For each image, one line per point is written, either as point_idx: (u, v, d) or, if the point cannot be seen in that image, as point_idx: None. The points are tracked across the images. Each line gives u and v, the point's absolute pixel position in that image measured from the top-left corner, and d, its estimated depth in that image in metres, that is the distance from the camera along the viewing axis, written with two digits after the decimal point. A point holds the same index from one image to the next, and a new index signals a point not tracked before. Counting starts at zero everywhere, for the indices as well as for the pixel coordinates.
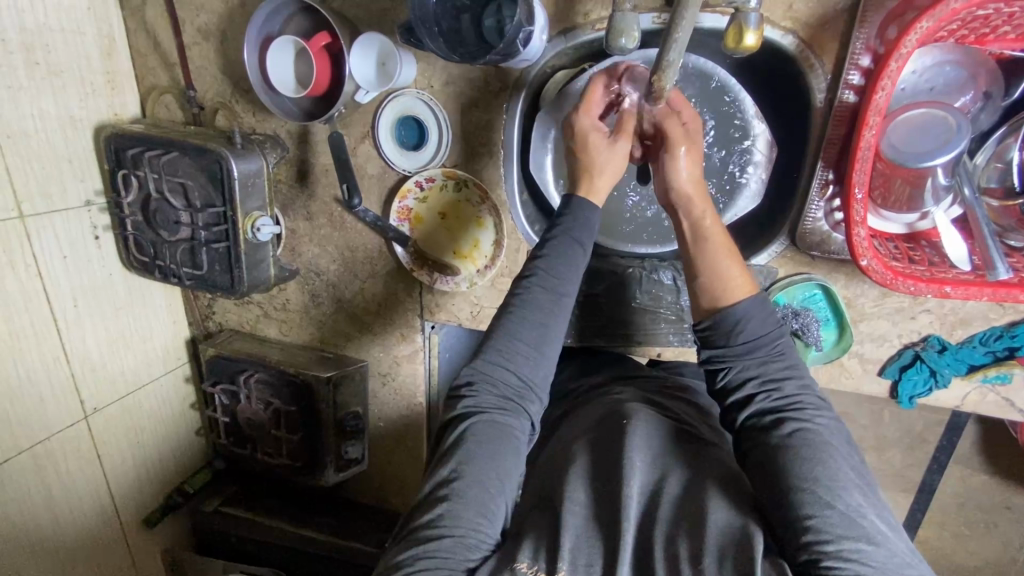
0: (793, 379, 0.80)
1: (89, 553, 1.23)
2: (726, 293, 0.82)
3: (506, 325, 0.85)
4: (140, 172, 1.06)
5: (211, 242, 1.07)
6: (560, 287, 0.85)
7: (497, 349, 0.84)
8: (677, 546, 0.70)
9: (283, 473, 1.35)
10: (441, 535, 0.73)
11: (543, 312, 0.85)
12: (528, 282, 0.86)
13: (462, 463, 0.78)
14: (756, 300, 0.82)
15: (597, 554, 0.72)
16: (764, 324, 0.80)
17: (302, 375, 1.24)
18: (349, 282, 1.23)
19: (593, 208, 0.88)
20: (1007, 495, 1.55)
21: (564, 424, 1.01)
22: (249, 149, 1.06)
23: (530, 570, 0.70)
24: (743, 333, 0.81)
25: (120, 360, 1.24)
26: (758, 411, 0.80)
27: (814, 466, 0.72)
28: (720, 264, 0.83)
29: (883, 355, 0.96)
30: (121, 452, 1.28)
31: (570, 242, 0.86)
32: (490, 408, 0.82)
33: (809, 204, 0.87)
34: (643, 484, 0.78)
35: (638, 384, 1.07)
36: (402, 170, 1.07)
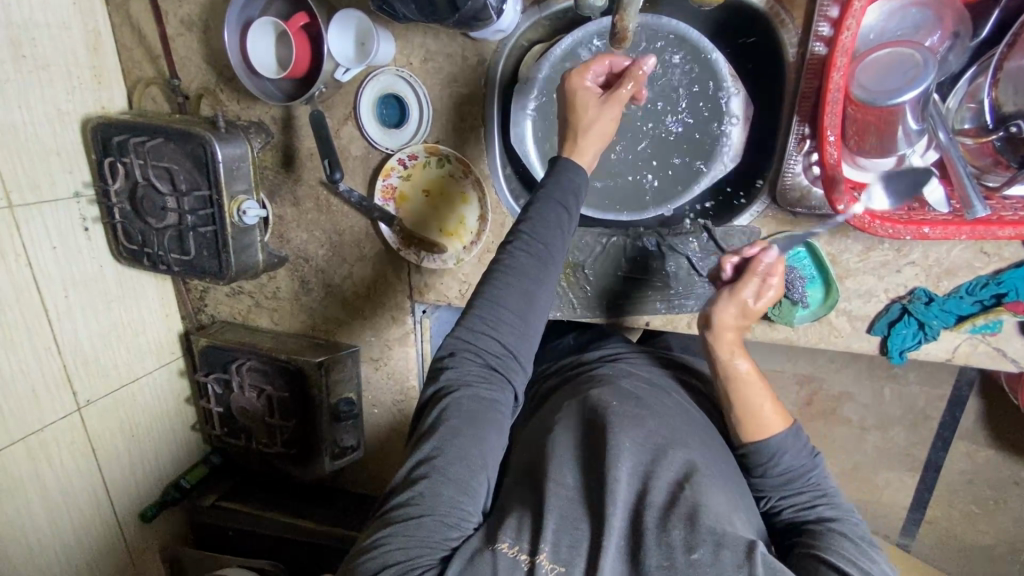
0: (826, 502, 0.84)
1: (83, 548, 1.23)
2: (763, 426, 0.86)
3: (490, 293, 0.83)
4: (127, 160, 1.08)
5: (198, 226, 1.08)
6: (541, 253, 0.84)
7: (480, 320, 0.83)
8: (670, 534, 0.69)
9: (278, 462, 1.35)
10: (421, 516, 0.73)
11: (529, 277, 0.83)
12: (512, 249, 0.83)
13: (443, 441, 0.77)
14: (788, 435, 0.86)
15: (582, 536, 0.71)
16: (796, 458, 0.85)
17: (295, 361, 1.24)
18: (338, 266, 1.23)
19: (581, 172, 0.85)
20: (1016, 470, 1.52)
21: (551, 400, 1.01)
22: (233, 133, 1.07)
23: (512, 551, 0.70)
24: (774, 466, 0.86)
25: (113, 353, 1.24)
26: (792, 528, 0.84)
27: (855, 552, 0.75)
28: (759, 405, 0.86)
29: (870, 311, 0.95)
30: (118, 448, 1.28)
31: (553, 205, 0.84)
32: (472, 379, 0.83)
33: (787, 159, 0.88)
34: (634, 468, 0.78)
35: (631, 360, 1.07)
36: (385, 148, 1.07)
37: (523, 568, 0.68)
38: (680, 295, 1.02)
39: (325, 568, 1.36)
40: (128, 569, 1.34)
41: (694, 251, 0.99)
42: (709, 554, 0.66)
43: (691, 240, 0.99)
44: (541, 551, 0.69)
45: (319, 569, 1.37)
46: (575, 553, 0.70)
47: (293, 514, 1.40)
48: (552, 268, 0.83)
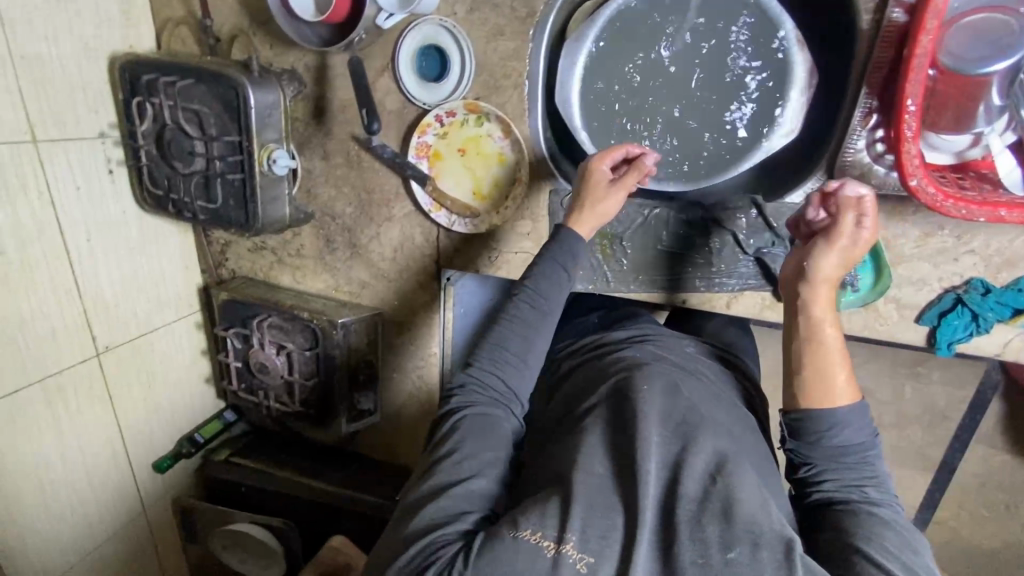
0: (873, 482, 0.77)
1: (98, 493, 1.24)
2: (827, 395, 0.77)
3: (495, 336, 0.87)
4: (155, 100, 1.04)
5: (226, 173, 1.05)
6: (542, 306, 0.88)
7: (485, 359, 0.86)
8: (704, 530, 0.67)
9: (294, 421, 1.34)
10: (443, 501, 0.75)
11: (530, 327, 0.87)
12: (517, 300, 0.88)
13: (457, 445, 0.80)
14: (858, 413, 0.77)
15: (613, 526, 0.69)
16: (858, 434, 0.76)
17: (318, 320, 1.22)
18: (365, 226, 1.20)
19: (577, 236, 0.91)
20: None
21: (575, 381, 0.98)
22: (267, 78, 1.03)
23: (533, 537, 0.67)
24: (835, 436, 0.77)
25: (132, 301, 1.22)
26: (827, 504, 0.77)
27: (897, 550, 0.70)
28: (832, 370, 0.77)
29: (921, 300, 0.92)
30: (135, 397, 1.28)
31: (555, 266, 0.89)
32: (480, 403, 0.85)
33: (850, 134, 0.84)
34: (664, 460, 0.75)
35: (660, 342, 1.02)
36: (422, 104, 1.03)
37: (546, 556, 0.66)
38: (722, 273, 0.98)
39: (336, 529, 1.37)
40: (139, 517, 1.35)
41: (740, 229, 0.96)
42: (745, 555, 0.65)
43: (740, 216, 0.95)
44: (568, 540, 0.67)
45: (329, 529, 1.37)
46: (605, 542, 0.68)
47: (306, 475, 1.40)
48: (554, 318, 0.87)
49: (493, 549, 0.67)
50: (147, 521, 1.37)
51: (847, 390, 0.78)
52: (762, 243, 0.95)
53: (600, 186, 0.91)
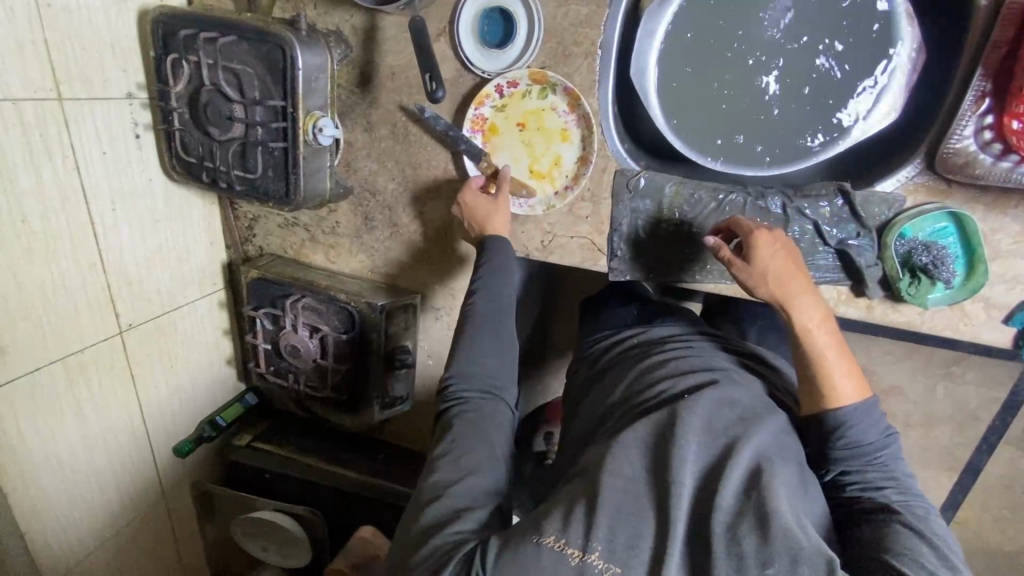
0: (895, 486, 0.77)
1: (118, 477, 1.18)
2: (832, 401, 0.79)
3: (465, 340, 0.89)
4: (193, 58, 0.96)
5: (267, 141, 0.97)
6: (500, 301, 0.92)
7: (462, 360, 0.87)
8: (742, 542, 0.63)
9: (324, 407, 1.28)
10: (452, 500, 0.74)
11: (492, 325, 0.90)
12: (475, 303, 0.91)
13: (452, 446, 0.79)
14: (869, 407, 0.78)
15: (640, 532, 0.66)
16: (871, 431, 0.77)
17: (356, 302, 1.15)
18: (408, 204, 1.13)
19: (500, 237, 0.95)
20: None
21: (624, 383, 0.93)
22: (314, 38, 0.94)
23: (556, 546, 0.65)
24: (847, 436, 0.78)
25: (156, 276, 1.15)
26: (853, 510, 0.77)
27: (916, 544, 0.68)
28: (831, 379, 0.78)
29: (1013, 300, 0.86)
30: (157, 377, 1.21)
31: (499, 268, 0.93)
32: (469, 402, 0.84)
33: (958, 120, 0.78)
34: (698, 467, 0.71)
35: (703, 345, 0.97)
36: (482, 72, 0.95)
37: (570, 563, 0.64)
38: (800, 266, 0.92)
39: (363, 520, 1.32)
40: (158, 504, 1.29)
41: (823, 217, 0.89)
42: (784, 571, 0.60)
43: (823, 203, 0.89)
44: (593, 548, 0.65)
45: (357, 520, 1.33)
46: (634, 551, 0.65)
47: (332, 462, 1.34)
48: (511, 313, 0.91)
49: (515, 555, 0.65)
50: (167, 508, 1.31)
51: (852, 390, 0.79)
52: (846, 233, 0.89)
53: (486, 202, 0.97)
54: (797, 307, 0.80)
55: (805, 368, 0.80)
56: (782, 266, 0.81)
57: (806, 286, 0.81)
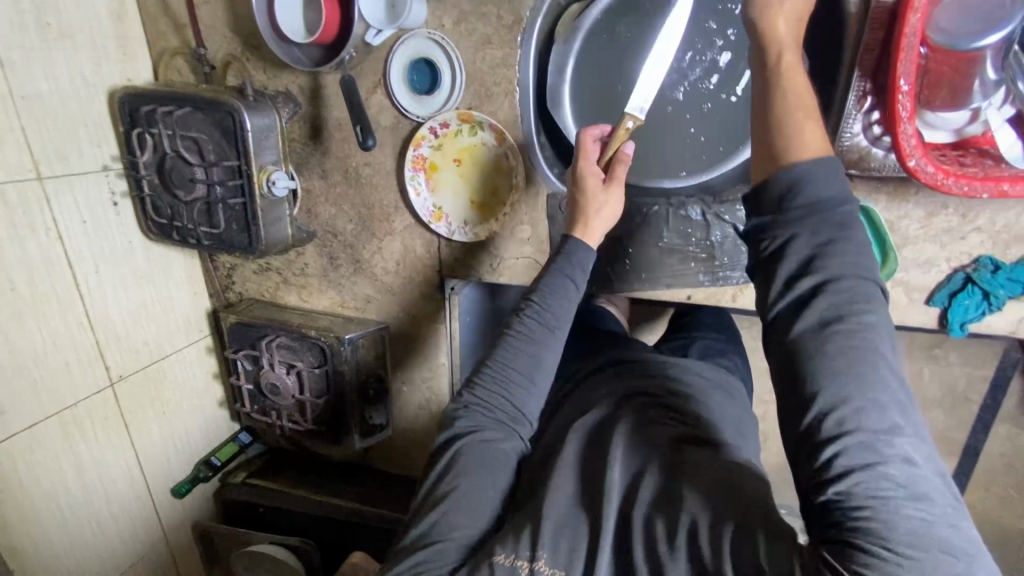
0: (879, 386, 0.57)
1: (120, 522, 1.25)
2: (790, 145, 0.63)
3: (499, 354, 0.85)
4: (154, 131, 1.06)
5: (227, 198, 1.06)
6: (552, 321, 0.85)
7: (492, 377, 0.84)
8: (655, 524, 0.67)
9: (307, 439, 1.35)
10: (434, 516, 0.76)
11: (535, 343, 0.84)
12: (522, 316, 0.86)
13: (455, 478, 0.77)
14: (830, 165, 0.61)
15: (581, 537, 0.71)
16: (825, 188, 0.60)
17: (325, 337, 1.22)
18: (367, 241, 1.21)
19: (587, 249, 0.88)
20: None
21: (570, 406, 0.95)
22: (261, 102, 1.05)
23: (507, 561, 0.69)
24: (801, 197, 0.61)
25: (142, 329, 1.24)
26: (800, 302, 0.61)
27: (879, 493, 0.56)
28: (793, 138, 0.63)
29: (930, 282, 0.90)
30: (150, 424, 1.29)
31: (562, 279, 0.86)
32: (484, 425, 0.82)
33: (846, 119, 0.83)
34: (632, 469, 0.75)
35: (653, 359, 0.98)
36: (416, 117, 1.04)
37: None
38: (725, 267, 0.98)
39: (355, 545, 1.37)
40: (161, 544, 1.35)
41: (741, 220, 0.96)
42: None
43: (739, 207, 0.96)
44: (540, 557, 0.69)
45: (348, 545, 1.37)
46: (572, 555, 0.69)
47: (321, 492, 1.40)
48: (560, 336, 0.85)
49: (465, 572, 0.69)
50: (168, 548, 1.38)
51: (815, 140, 0.63)
52: None
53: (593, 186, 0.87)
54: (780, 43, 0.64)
55: (772, 102, 0.64)
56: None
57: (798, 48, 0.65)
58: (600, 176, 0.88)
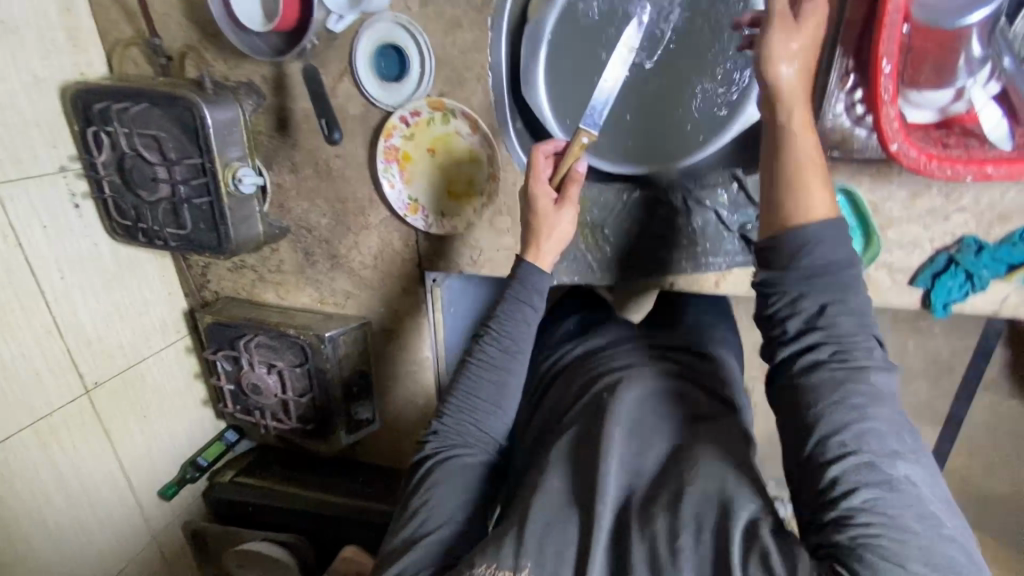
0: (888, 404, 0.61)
1: (106, 529, 1.23)
2: (801, 207, 0.65)
3: (462, 384, 0.87)
4: (111, 129, 1.01)
5: (192, 197, 1.02)
6: (511, 346, 0.85)
7: (457, 407, 0.86)
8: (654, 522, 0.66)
9: (293, 437, 1.34)
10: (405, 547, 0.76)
11: (496, 371, 0.85)
12: (482, 344, 0.86)
13: (424, 509, 0.79)
14: (839, 220, 0.65)
15: (569, 538, 0.70)
16: (837, 250, 0.64)
17: (305, 336, 1.20)
18: (342, 235, 1.17)
19: (542, 273, 0.86)
20: None
21: (560, 393, 0.92)
22: (222, 95, 1.00)
23: (490, 569, 0.68)
24: (812, 256, 0.64)
25: (117, 333, 1.20)
26: (804, 348, 0.65)
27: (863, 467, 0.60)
28: (810, 208, 0.65)
29: (913, 263, 0.89)
30: (131, 428, 1.26)
31: (518, 303, 0.86)
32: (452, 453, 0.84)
33: (828, 97, 0.81)
34: (626, 461, 0.73)
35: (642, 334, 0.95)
36: (385, 106, 1.00)
37: None
38: (708, 253, 0.96)
39: (348, 539, 1.37)
40: (151, 546, 1.35)
41: (723, 205, 0.94)
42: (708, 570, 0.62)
43: (720, 191, 0.93)
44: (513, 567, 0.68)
45: (341, 540, 1.37)
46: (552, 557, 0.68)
47: (311, 488, 1.40)
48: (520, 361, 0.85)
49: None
50: (160, 550, 1.37)
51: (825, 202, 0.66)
52: (745, 217, 0.94)
53: (544, 207, 0.86)
54: (785, 103, 0.66)
55: (780, 170, 0.67)
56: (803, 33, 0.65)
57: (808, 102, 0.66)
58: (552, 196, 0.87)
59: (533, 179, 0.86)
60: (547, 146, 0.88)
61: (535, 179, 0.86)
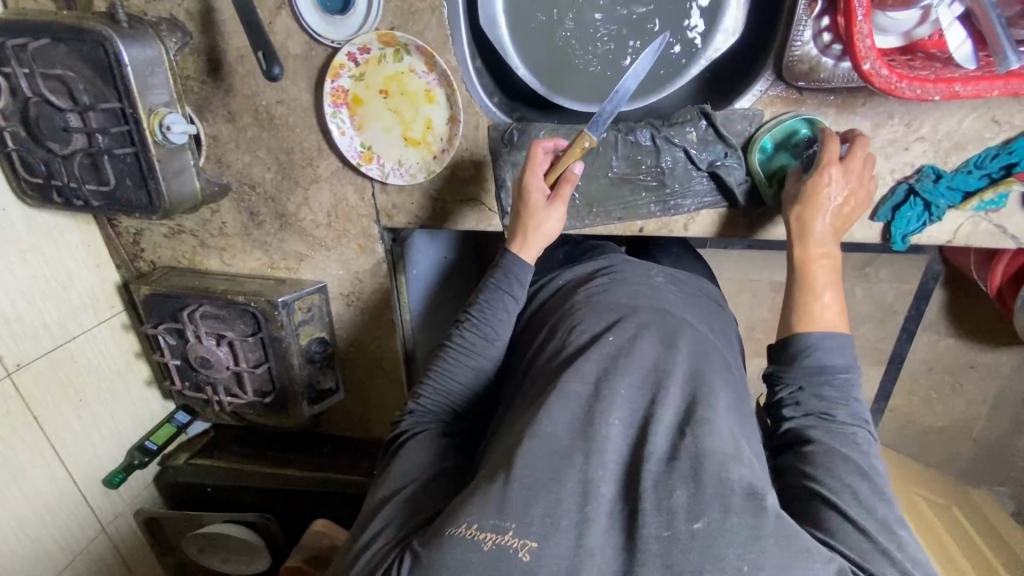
0: (848, 407, 0.74)
1: (46, 524, 1.13)
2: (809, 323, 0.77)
3: (441, 365, 0.90)
4: (8, 70, 0.87)
5: (113, 148, 0.91)
6: (490, 333, 0.90)
7: (435, 385, 0.90)
8: (672, 495, 0.61)
9: (250, 412, 1.26)
10: (377, 524, 0.74)
11: (475, 355, 0.90)
12: (463, 329, 0.91)
13: (399, 484, 0.79)
14: (842, 338, 0.76)
15: None
16: (835, 361, 0.74)
17: (255, 302, 1.11)
18: (291, 192, 1.08)
19: (524, 263, 0.89)
20: (973, 354, 1.51)
21: (545, 340, 0.88)
22: (140, 30, 0.88)
23: (470, 531, 0.59)
24: (811, 362, 0.75)
25: (39, 309, 1.07)
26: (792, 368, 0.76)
27: (849, 471, 0.68)
28: (816, 314, 0.77)
29: (874, 197, 0.90)
30: (66, 415, 1.15)
31: (499, 292, 0.89)
32: (428, 428, 0.87)
33: (796, 25, 0.79)
34: (631, 414, 0.71)
35: (627, 277, 0.93)
36: (331, 42, 0.91)
37: (482, 547, 0.58)
38: (678, 195, 0.94)
39: (318, 513, 1.32)
40: (100, 538, 1.25)
41: (691, 143, 0.90)
42: (714, 521, 0.58)
43: (689, 129, 0.90)
44: (506, 527, 0.60)
45: (312, 515, 1.32)
46: (551, 523, 0.60)
47: (274, 466, 1.33)
48: (498, 347, 0.90)
49: (431, 557, 0.59)
50: (111, 542, 1.28)
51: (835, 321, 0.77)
52: (714, 155, 0.91)
53: (535, 202, 0.87)
54: (814, 242, 0.79)
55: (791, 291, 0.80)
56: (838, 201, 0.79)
57: (835, 237, 0.80)
58: (544, 191, 0.88)
59: (529, 173, 0.87)
60: (548, 144, 0.90)
61: (530, 173, 0.87)
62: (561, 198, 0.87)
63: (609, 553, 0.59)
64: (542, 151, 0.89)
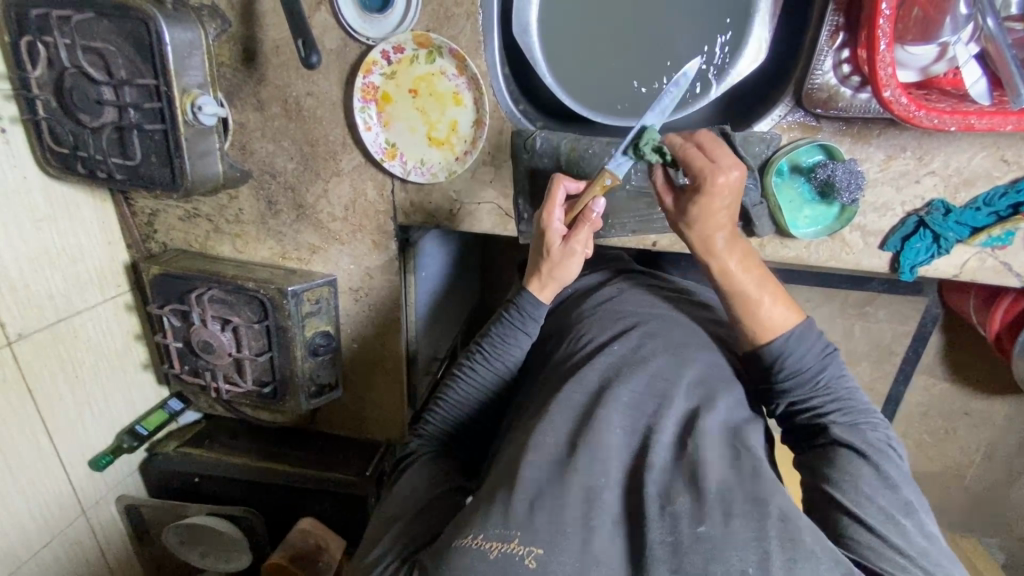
0: (840, 402, 0.79)
1: (28, 504, 1.10)
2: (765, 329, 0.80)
3: (449, 391, 0.91)
4: (49, 40, 0.89)
5: (143, 123, 0.93)
6: (498, 361, 0.89)
7: (443, 412, 0.90)
8: (675, 502, 0.60)
9: (246, 402, 1.24)
10: (380, 547, 0.72)
11: (485, 384, 0.90)
12: (473, 358, 0.91)
13: (401, 506, 0.78)
14: (800, 332, 0.79)
15: None
16: (804, 359, 0.78)
17: (265, 289, 1.11)
18: (310, 183, 1.10)
19: (537, 301, 0.87)
20: (968, 401, 1.51)
21: (556, 348, 0.88)
22: (183, 14, 0.91)
23: (474, 542, 0.58)
24: (785, 367, 0.79)
25: (46, 280, 1.06)
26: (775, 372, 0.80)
27: (861, 462, 0.72)
28: (762, 313, 0.80)
29: (885, 226, 0.92)
30: (61, 390, 1.13)
31: (512, 326, 0.89)
32: (432, 453, 0.87)
33: (817, 54, 0.82)
34: (635, 423, 0.71)
35: (633, 287, 0.94)
36: (366, 39, 0.94)
37: (487, 555, 0.57)
38: None
39: (305, 510, 1.29)
40: (81, 524, 1.21)
41: None
42: (716, 526, 0.58)
43: None
44: (512, 536, 0.58)
45: (298, 512, 1.29)
46: (556, 530, 0.59)
47: (262, 459, 1.30)
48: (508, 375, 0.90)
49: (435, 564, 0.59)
50: (91, 529, 1.24)
51: (789, 314, 0.80)
52: None
53: (552, 243, 0.85)
54: (719, 254, 0.80)
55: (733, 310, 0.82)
56: (728, 209, 0.78)
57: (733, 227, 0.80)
58: (561, 231, 0.85)
59: (546, 211, 0.85)
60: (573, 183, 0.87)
61: (548, 211, 0.85)
62: (577, 239, 0.83)
63: (614, 559, 0.58)
64: (563, 189, 0.86)
